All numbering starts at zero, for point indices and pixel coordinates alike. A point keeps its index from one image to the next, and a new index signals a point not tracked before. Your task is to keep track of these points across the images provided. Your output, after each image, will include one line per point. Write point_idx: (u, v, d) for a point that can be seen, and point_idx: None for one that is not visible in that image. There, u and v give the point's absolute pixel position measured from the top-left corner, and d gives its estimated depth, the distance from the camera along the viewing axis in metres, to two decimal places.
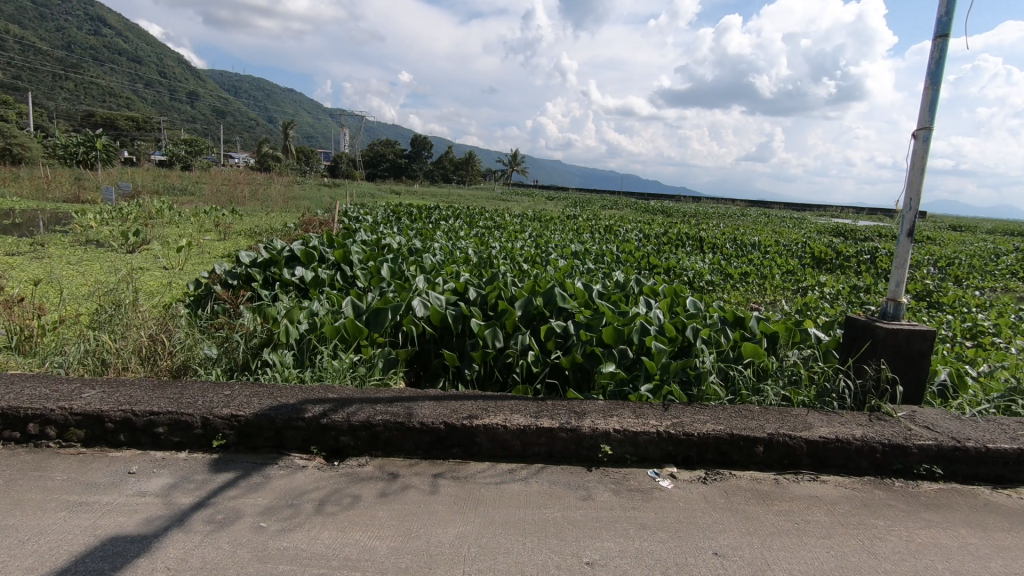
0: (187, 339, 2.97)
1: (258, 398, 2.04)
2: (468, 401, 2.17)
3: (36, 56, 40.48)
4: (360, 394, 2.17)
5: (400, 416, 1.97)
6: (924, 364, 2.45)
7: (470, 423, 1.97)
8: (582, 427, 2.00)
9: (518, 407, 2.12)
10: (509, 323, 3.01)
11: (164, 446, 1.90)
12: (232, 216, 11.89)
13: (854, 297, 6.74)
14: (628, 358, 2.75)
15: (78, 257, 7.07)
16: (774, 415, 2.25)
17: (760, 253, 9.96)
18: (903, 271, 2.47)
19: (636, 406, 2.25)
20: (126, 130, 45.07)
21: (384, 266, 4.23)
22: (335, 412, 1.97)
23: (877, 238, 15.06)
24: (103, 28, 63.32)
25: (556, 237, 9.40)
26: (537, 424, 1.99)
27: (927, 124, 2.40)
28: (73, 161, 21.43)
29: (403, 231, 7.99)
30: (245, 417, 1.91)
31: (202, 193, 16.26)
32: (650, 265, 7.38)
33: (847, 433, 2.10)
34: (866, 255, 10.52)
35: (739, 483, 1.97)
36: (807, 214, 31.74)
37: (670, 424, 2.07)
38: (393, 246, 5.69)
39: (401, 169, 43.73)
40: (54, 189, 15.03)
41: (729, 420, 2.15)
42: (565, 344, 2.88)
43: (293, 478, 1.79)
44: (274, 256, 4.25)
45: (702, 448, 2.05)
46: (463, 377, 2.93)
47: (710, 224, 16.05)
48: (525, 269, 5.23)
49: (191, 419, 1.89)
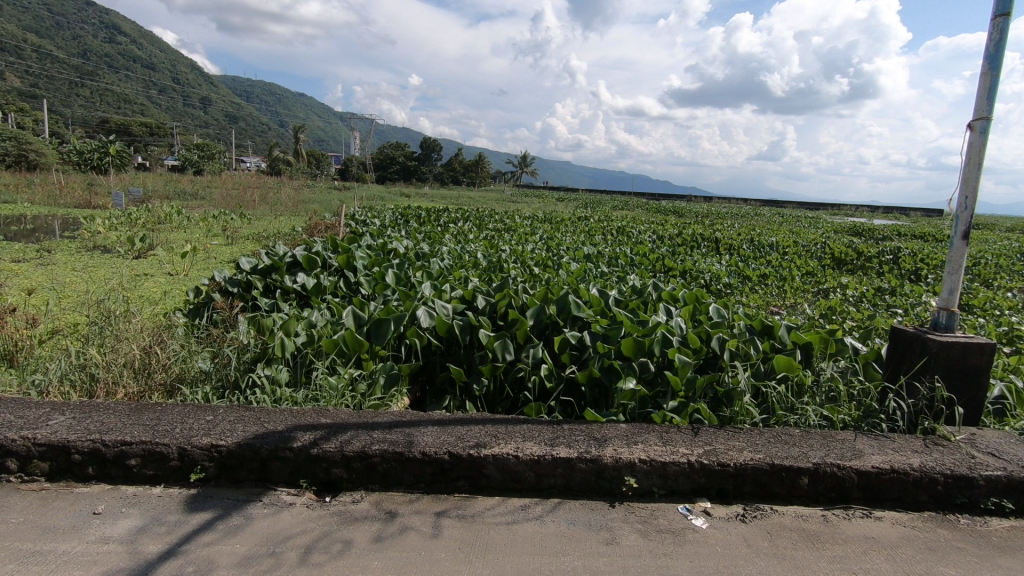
0: (182, 352, 2.87)
1: (243, 424, 1.84)
2: (476, 425, 1.94)
3: (54, 64, 41.25)
4: (355, 417, 1.96)
5: (399, 445, 1.76)
6: (980, 382, 2.19)
7: (477, 453, 1.76)
8: (604, 456, 1.78)
9: (531, 433, 1.90)
10: (520, 335, 2.84)
11: (136, 480, 1.70)
12: (240, 220, 11.81)
13: (880, 300, 6.45)
14: (650, 372, 2.55)
15: (84, 264, 6.99)
16: (817, 439, 2.01)
17: (778, 254, 9.66)
18: (958, 278, 2.22)
19: (662, 429, 2.02)
20: (140, 136, 45.38)
21: (388, 272, 4.05)
22: (327, 440, 1.77)
23: (897, 237, 14.69)
24: (117, 35, 64.25)
25: (567, 239, 9.14)
26: (553, 454, 1.77)
27: (985, 113, 2.15)
28: (87, 166, 21.66)
29: (411, 235, 7.83)
30: (226, 447, 1.71)
31: (212, 197, 16.24)
32: (665, 268, 7.12)
33: (902, 462, 1.86)
34: (888, 255, 10.17)
35: (782, 522, 1.73)
36: (821, 215, 31.10)
37: (702, 452, 1.85)
38: (400, 251, 5.54)
39: (411, 172, 43.67)
40: (66, 195, 15.04)
41: (768, 447, 1.91)
42: (581, 358, 2.71)
43: (278, 519, 1.59)
44: (275, 262, 4.12)
45: (739, 480, 1.82)
46: (470, 393, 2.75)
47: (725, 225, 15.77)
48: (536, 274, 5.03)
49: (167, 450, 1.70)
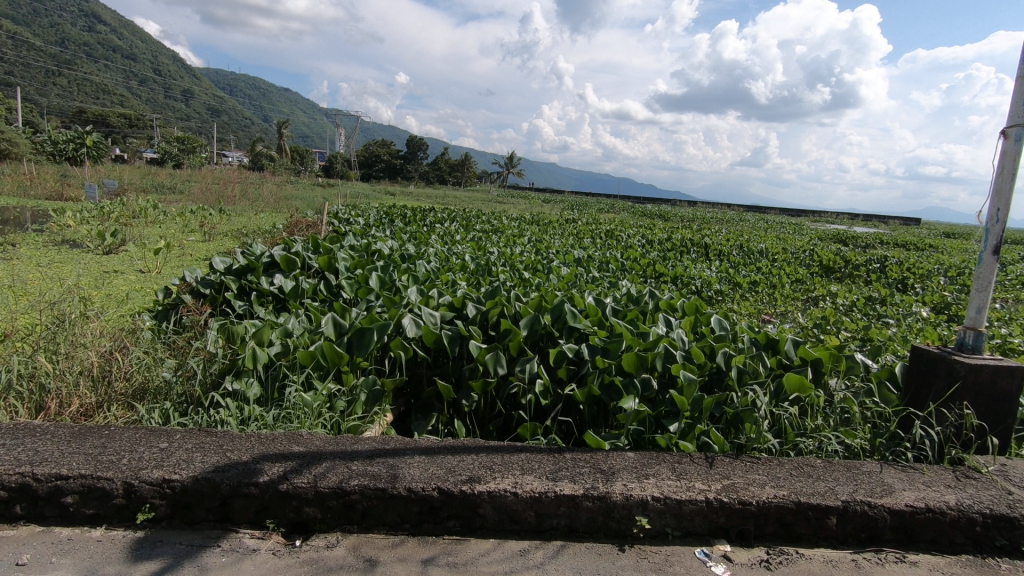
0: (145, 359, 2.63)
1: (202, 453, 1.61)
2: (468, 455, 1.74)
3: (30, 52, 40.21)
4: (333, 445, 1.74)
5: (382, 480, 1.55)
6: (1011, 406, 2.04)
7: (470, 489, 1.55)
8: (613, 494, 1.58)
9: (531, 464, 1.70)
10: (514, 347, 2.65)
11: (74, 521, 1.47)
12: (219, 216, 11.44)
13: (871, 309, 6.39)
14: (652, 390, 2.37)
15: (50, 259, 6.63)
16: (842, 471, 1.84)
17: (768, 261, 9.63)
18: (987, 296, 2.05)
19: (674, 459, 1.83)
20: (118, 128, 44.21)
21: (372, 275, 3.82)
22: (298, 474, 1.55)
23: (881, 245, 14.81)
24: (97, 24, 62.81)
25: (556, 241, 8.94)
26: (555, 491, 1.57)
27: (1021, 120, 1.99)
28: (62, 156, 20.92)
29: (396, 235, 7.59)
30: (180, 483, 1.48)
31: (191, 192, 15.77)
32: (656, 274, 6.99)
33: (938, 500, 1.69)
34: (876, 263, 10.17)
35: (811, 569, 1.56)
36: (804, 221, 31.44)
37: (720, 488, 1.66)
38: (384, 251, 5.31)
39: (396, 170, 43.24)
40: (37, 185, 14.50)
41: (791, 481, 1.74)
42: (580, 373, 2.53)
43: (238, 569, 1.37)
44: (251, 263, 3.87)
45: (762, 520, 1.63)
46: (460, 410, 2.54)
47: (712, 229, 15.76)
48: (527, 278, 4.83)
49: (110, 486, 1.46)
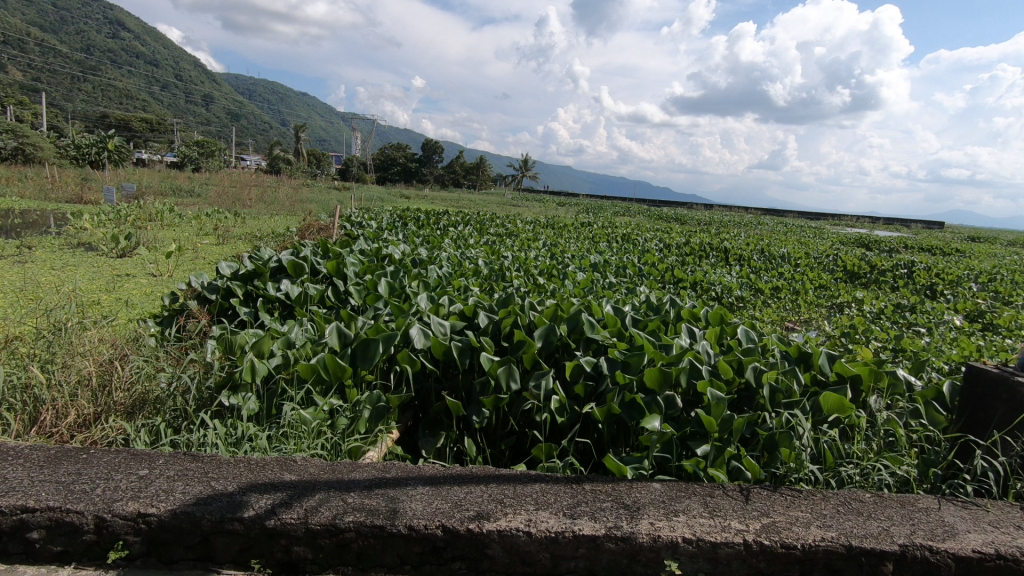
0: (145, 369, 2.51)
1: (184, 482, 1.47)
2: (478, 486, 1.57)
3: (56, 59, 41.09)
4: (328, 472, 1.59)
5: (380, 516, 1.39)
6: None
7: (478, 528, 1.38)
8: (639, 535, 1.41)
9: (547, 498, 1.53)
10: (527, 359, 2.48)
11: (42, 557, 1.36)
12: (234, 219, 11.44)
13: (901, 316, 6.10)
14: (677, 409, 2.18)
15: (64, 262, 6.62)
16: (895, 508, 1.64)
17: (790, 266, 9.34)
18: None
19: (706, 492, 1.64)
20: (139, 131, 44.84)
21: (381, 281, 3.67)
22: (288, 507, 1.40)
23: (907, 250, 14.38)
24: (121, 31, 64.13)
25: (571, 246, 8.76)
26: (573, 531, 1.40)
27: None
28: (84, 160, 21.17)
29: (409, 239, 7.48)
30: (157, 518, 1.34)
31: (208, 195, 15.86)
32: (675, 279, 6.77)
33: (1009, 546, 1.49)
34: (903, 268, 9.83)
35: None
36: (824, 224, 30.88)
37: (760, 528, 1.47)
38: (395, 256, 5.18)
39: (411, 173, 43.35)
40: (58, 189, 14.68)
41: (839, 520, 1.54)
42: (598, 390, 2.35)
43: None
44: (258, 267, 3.75)
45: (806, 566, 1.45)
46: (469, 427, 2.37)
47: (731, 233, 15.42)
48: (541, 284, 4.68)
49: (80, 521, 1.34)
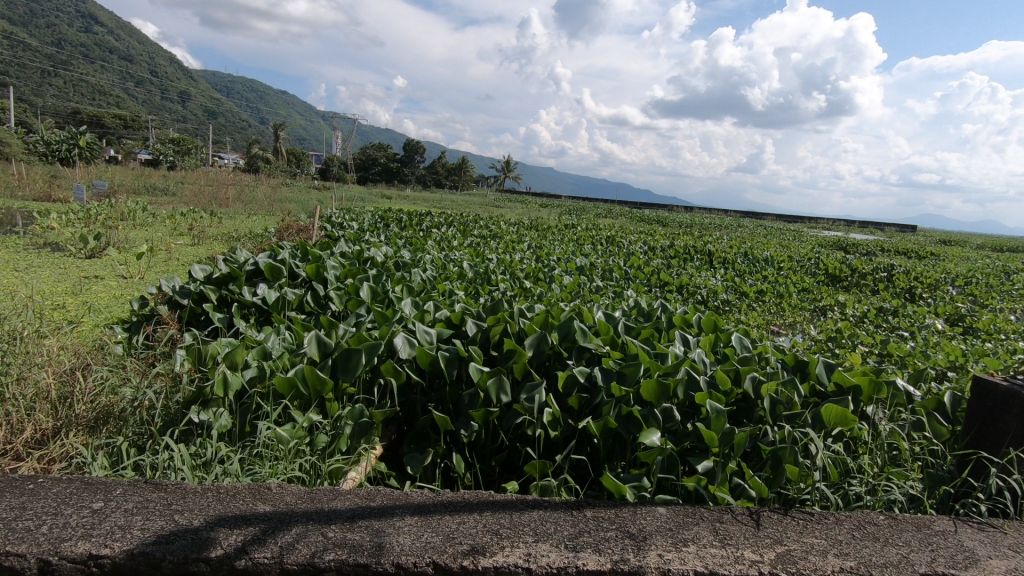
0: (110, 381, 2.33)
1: (144, 516, 1.32)
2: (470, 514, 1.44)
3: (24, 52, 39.89)
4: (307, 501, 1.45)
5: (364, 552, 1.26)
6: None
7: (472, 565, 1.26)
8: (647, 569, 1.30)
9: (547, 527, 1.41)
10: (518, 370, 2.35)
11: None
12: (210, 219, 11.13)
13: (884, 320, 6.12)
14: (675, 422, 2.07)
15: (28, 263, 6.31)
16: (912, 532, 1.55)
17: (773, 268, 9.38)
18: None
19: (714, 516, 1.54)
20: (113, 128, 43.71)
21: (363, 285, 3.52)
22: (260, 544, 1.26)
23: (884, 253, 14.58)
24: (94, 26, 62.59)
25: (556, 248, 8.68)
26: (576, 566, 1.28)
27: None
28: (53, 157, 20.51)
29: (391, 240, 7.30)
30: (111, 559, 1.20)
31: (183, 194, 15.45)
32: (661, 282, 6.70)
33: None
34: (883, 271, 9.94)
35: None
36: (801, 227, 31.34)
37: (775, 558, 1.37)
38: (378, 259, 5.02)
39: (392, 173, 42.95)
40: (25, 186, 14.15)
41: (857, 547, 1.45)
42: (592, 403, 2.23)
43: None
44: (233, 271, 3.56)
45: None
46: (457, 443, 2.23)
47: (714, 236, 15.50)
48: (527, 288, 4.55)
49: (21, 564, 1.19)
